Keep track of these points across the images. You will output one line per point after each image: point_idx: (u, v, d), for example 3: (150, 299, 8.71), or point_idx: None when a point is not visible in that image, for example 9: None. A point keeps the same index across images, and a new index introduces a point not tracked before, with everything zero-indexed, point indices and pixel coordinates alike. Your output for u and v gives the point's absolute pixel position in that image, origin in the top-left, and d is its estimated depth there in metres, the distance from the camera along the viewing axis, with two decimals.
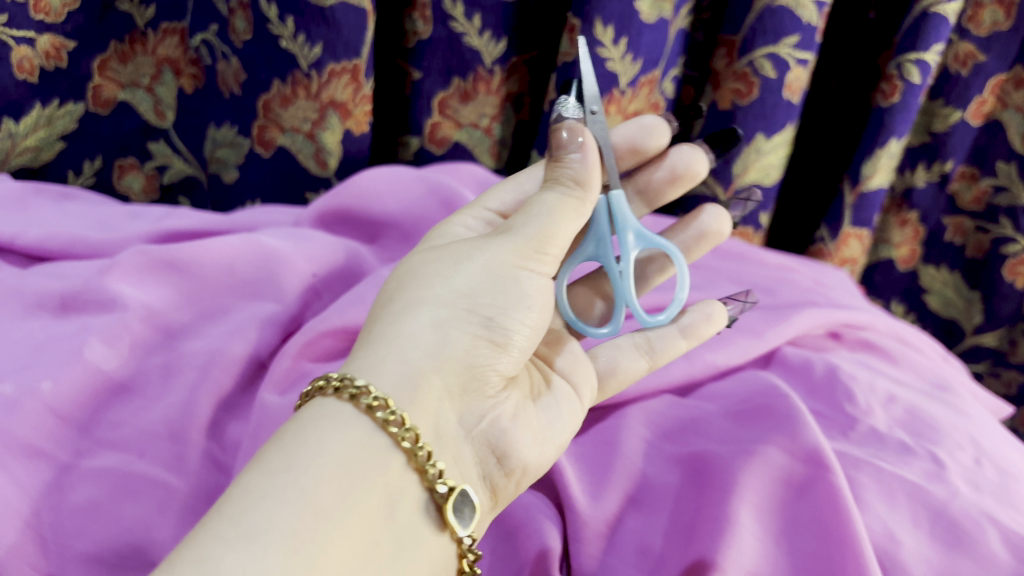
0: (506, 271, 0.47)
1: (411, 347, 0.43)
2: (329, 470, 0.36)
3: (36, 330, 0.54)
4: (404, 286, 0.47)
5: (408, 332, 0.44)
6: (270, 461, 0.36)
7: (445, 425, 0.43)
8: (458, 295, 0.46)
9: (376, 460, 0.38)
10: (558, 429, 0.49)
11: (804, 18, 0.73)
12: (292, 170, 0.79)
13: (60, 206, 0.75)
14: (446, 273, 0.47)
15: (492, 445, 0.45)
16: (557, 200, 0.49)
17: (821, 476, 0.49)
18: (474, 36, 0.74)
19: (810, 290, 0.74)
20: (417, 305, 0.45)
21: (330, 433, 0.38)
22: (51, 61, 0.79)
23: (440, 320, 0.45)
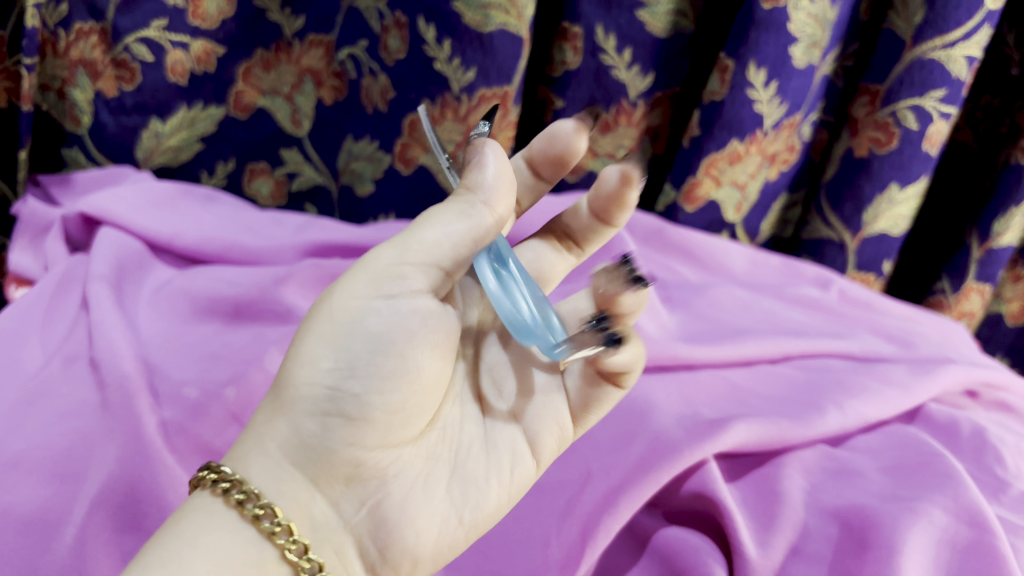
0: (355, 318, 0.41)
1: (273, 440, 0.41)
2: (204, 565, 0.36)
3: (212, 335, 0.56)
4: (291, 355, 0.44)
5: (269, 426, 0.41)
6: (147, 561, 0.36)
7: (320, 517, 0.40)
8: (320, 357, 0.40)
9: (247, 552, 0.38)
10: (470, 506, 0.44)
11: (954, 72, 0.73)
12: (430, 186, 0.81)
13: (206, 208, 0.77)
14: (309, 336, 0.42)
15: (380, 527, 0.41)
16: (446, 220, 0.41)
17: (985, 541, 0.50)
18: (622, 70, 0.75)
19: (941, 343, 0.74)
20: (279, 376, 0.42)
21: (206, 527, 0.38)
22: (201, 65, 0.81)
23: (295, 406, 0.40)
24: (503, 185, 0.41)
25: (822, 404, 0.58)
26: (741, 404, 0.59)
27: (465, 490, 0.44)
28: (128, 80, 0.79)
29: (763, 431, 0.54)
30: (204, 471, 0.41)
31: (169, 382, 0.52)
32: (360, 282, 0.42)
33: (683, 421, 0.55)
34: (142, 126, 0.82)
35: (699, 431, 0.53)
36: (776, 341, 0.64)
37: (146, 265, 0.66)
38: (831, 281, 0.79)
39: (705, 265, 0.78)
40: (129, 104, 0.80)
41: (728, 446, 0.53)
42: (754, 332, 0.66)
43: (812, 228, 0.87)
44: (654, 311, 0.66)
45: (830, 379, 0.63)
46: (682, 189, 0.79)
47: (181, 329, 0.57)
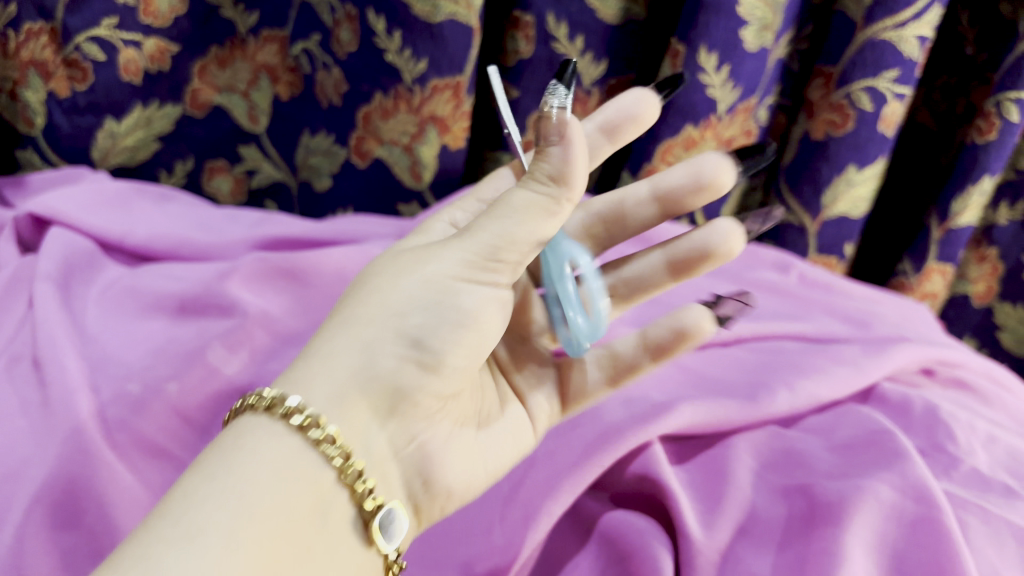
0: (446, 288, 0.42)
1: (336, 375, 0.40)
2: (264, 475, 0.36)
3: (157, 332, 0.56)
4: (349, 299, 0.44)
5: (330, 356, 0.41)
6: (208, 468, 0.36)
7: (373, 448, 0.41)
8: (380, 317, 0.42)
9: (306, 472, 0.37)
10: (492, 457, 0.48)
11: (905, 52, 0.73)
12: (386, 179, 0.80)
13: (161, 207, 0.76)
14: (366, 300, 0.43)
15: (419, 468, 0.43)
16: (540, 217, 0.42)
17: (932, 516, 0.50)
18: (574, 58, 0.74)
19: (900, 324, 0.74)
20: (331, 332, 0.42)
21: (266, 443, 0.37)
22: (155, 64, 0.80)
23: (370, 348, 0.41)
24: (579, 168, 0.41)
25: (772, 385, 0.58)
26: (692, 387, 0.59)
27: (487, 445, 0.48)
28: (80, 80, 0.78)
29: (709, 413, 0.54)
30: (254, 395, 0.40)
31: (112, 378, 0.51)
32: (454, 254, 0.43)
33: (629, 407, 0.55)
34: (96, 126, 0.81)
35: (643, 415, 0.53)
36: (727, 325, 0.64)
37: (97, 264, 0.65)
38: (790, 265, 0.79)
39: None
40: (82, 104, 0.80)
41: (673, 428, 0.53)
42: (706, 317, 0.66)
43: (771, 213, 0.87)
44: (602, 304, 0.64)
45: (781, 360, 0.63)
46: (639, 175, 0.79)
47: (126, 325, 0.56)
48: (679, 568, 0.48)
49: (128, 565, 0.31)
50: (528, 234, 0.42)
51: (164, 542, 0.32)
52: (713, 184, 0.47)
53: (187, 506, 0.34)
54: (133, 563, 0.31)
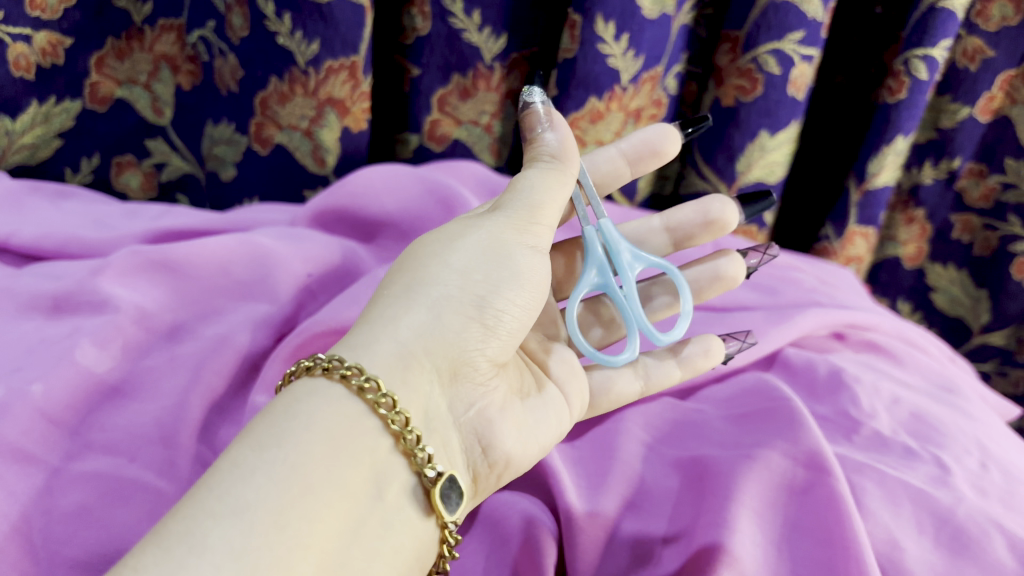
0: (501, 249, 0.47)
1: (407, 326, 0.43)
2: (317, 446, 0.37)
3: (29, 333, 0.54)
4: (404, 265, 0.47)
5: (403, 314, 0.43)
6: (260, 437, 0.37)
7: (433, 410, 0.43)
8: (450, 280, 0.45)
9: (364, 437, 0.39)
10: (543, 428, 0.48)
11: (809, 13, 0.71)
12: (290, 166, 0.79)
13: (56, 205, 0.74)
14: (422, 277, 0.45)
15: (477, 434, 0.45)
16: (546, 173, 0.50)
17: (822, 481, 0.48)
18: (473, 33, 0.72)
19: (815, 289, 0.72)
20: (381, 307, 0.44)
21: (320, 408, 0.39)
22: (47, 58, 0.77)
23: (441, 304, 0.44)
24: (571, 148, 0.52)
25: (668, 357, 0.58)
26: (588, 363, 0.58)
27: (534, 413, 0.48)
28: None
29: None
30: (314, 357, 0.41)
31: None
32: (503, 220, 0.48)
33: None
34: None
35: None
36: None
37: None
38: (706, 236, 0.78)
39: None
40: None
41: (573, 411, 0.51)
42: None
43: (688, 182, 0.85)
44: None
45: None
46: None
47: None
48: (562, 548, 0.46)
49: (172, 539, 0.33)
50: (552, 196, 0.49)
51: (211, 520, 0.33)
52: (719, 220, 0.60)
53: (238, 481, 0.35)
54: (177, 540, 0.32)
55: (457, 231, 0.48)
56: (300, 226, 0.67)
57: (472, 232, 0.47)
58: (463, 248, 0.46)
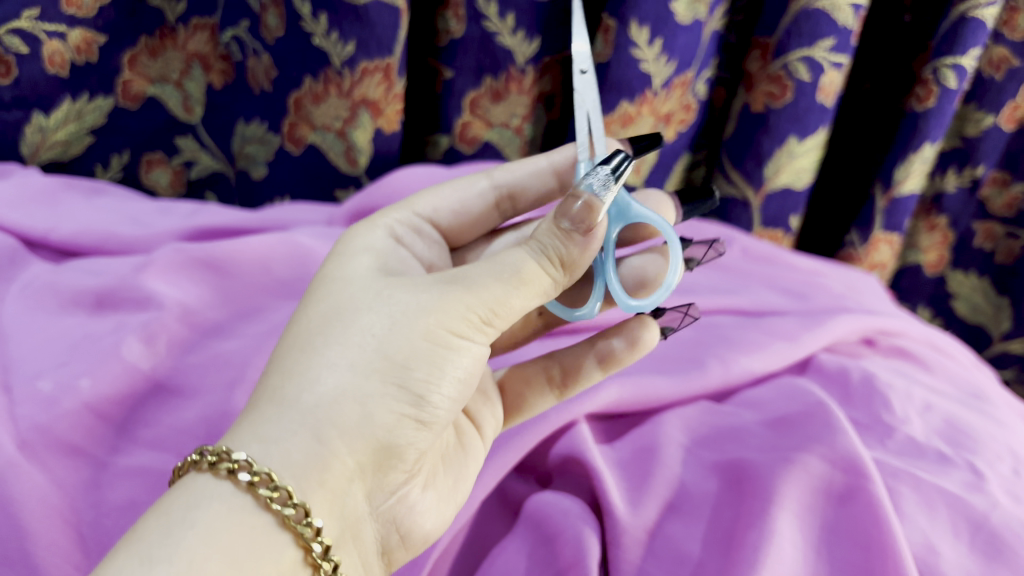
0: (444, 339, 0.41)
1: (326, 420, 0.38)
2: (213, 564, 0.32)
3: (74, 328, 0.54)
4: (328, 330, 0.41)
5: (317, 399, 0.38)
6: (148, 549, 0.32)
7: (349, 509, 0.39)
8: (372, 365, 0.40)
9: (269, 554, 0.34)
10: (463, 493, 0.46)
11: (840, 21, 0.72)
12: (322, 166, 0.79)
13: (91, 201, 0.74)
14: (343, 354, 0.40)
15: (396, 521, 0.42)
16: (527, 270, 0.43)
17: (861, 486, 0.49)
18: (507, 35, 0.73)
19: (844, 294, 0.73)
20: (290, 384, 0.39)
21: (220, 520, 0.34)
22: (82, 56, 0.78)
23: (365, 393, 0.39)
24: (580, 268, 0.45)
25: (704, 359, 0.58)
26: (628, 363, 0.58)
27: (455, 479, 0.46)
28: (3, 74, 0.74)
29: (637, 389, 0.53)
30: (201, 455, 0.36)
31: (25, 376, 0.50)
32: (453, 307, 0.41)
33: None
34: (24, 121, 0.77)
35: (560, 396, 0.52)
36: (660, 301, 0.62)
37: (21, 262, 0.62)
38: (733, 240, 0.78)
39: None
40: (7, 99, 0.75)
41: (595, 406, 0.52)
42: None
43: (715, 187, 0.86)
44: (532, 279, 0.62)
45: (716, 335, 0.62)
46: None
47: (44, 321, 0.55)
48: (605, 548, 0.47)
49: None
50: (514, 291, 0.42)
51: None
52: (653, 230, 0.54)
53: None
54: None
55: (395, 299, 0.42)
56: (337, 226, 0.68)
57: (417, 310, 0.41)
58: (398, 329, 0.40)
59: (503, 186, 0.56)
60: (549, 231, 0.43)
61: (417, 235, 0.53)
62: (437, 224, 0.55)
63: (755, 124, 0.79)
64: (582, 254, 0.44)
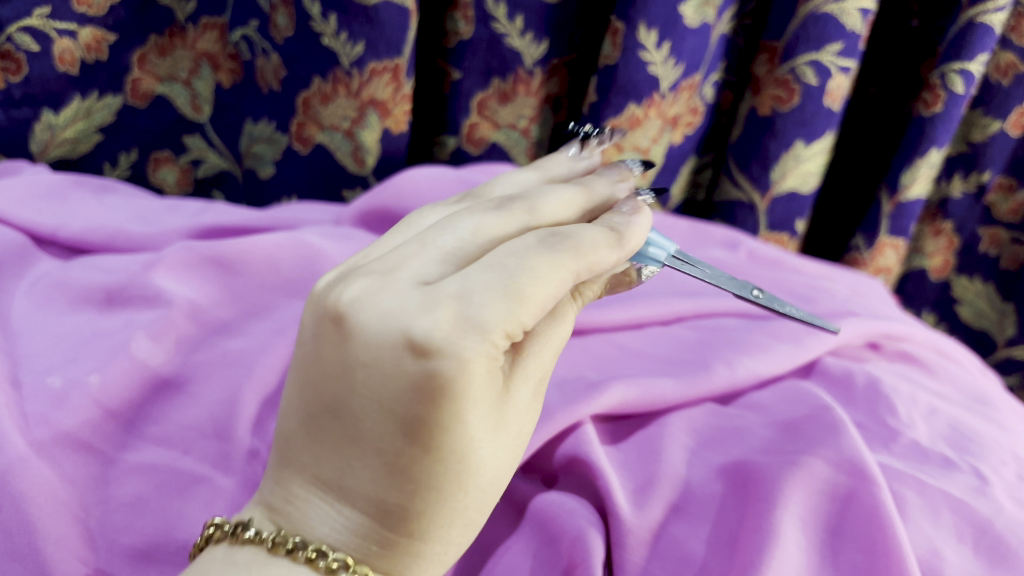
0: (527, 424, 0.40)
1: (459, 527, 0.37)
2: None
3: (83, 324, 0.55)
4: (458, 444, 0.35)
5: (455, 510, 0.36)
6: None
7: None
8: (498, 471, 0.38)
9: None
10: None
11: (848, 25, 0.72)
12: (329, 166, 0.79)
13: (99, 198, 0.75)
14: (487, 491, 0.38)
15: None
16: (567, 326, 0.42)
17: (864, 489, 0.49)
18: (515, 37, 0.73)
19: (849, 297, 0.73)
20: (441, 532, 0.36)
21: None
22: (91, 54, 0.78)
23: (486, 497, 0.38)
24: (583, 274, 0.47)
25: (710, 362, 0.58)
26: (633, 364, 0.57)
27: None
28: (13, 72, 0.75)
29: (643, 391, 0.53)
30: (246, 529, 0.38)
31: (34, 371, 0.50)
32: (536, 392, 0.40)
33: (564, 385, 0.53)
34: (34, 119, 0.78)
35: (570, 396, 0.51)
36: (666, 302, 0.62)
37: (29, 258, 0.63)
38: (739, 242, 0.79)
39: None
40: (17, 96, 0.76)
41: (607, 407, 0.51)
42: (647, 295, 0.64)
43: (721, 190, 0.86)
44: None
45: (722, 336, 0.62)
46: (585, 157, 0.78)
47: (53, 318, 0.55)
48: (610, 549, 0.47)
49: None
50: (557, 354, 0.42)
51: None
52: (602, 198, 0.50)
53: None
54: None
55: (519, 406, 0.38)
56: (345, 226, 0.68)
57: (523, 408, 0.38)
58: (512, 428, 0.38)
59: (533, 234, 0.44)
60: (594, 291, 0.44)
61: None
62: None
63: (762, 126, 0.80)
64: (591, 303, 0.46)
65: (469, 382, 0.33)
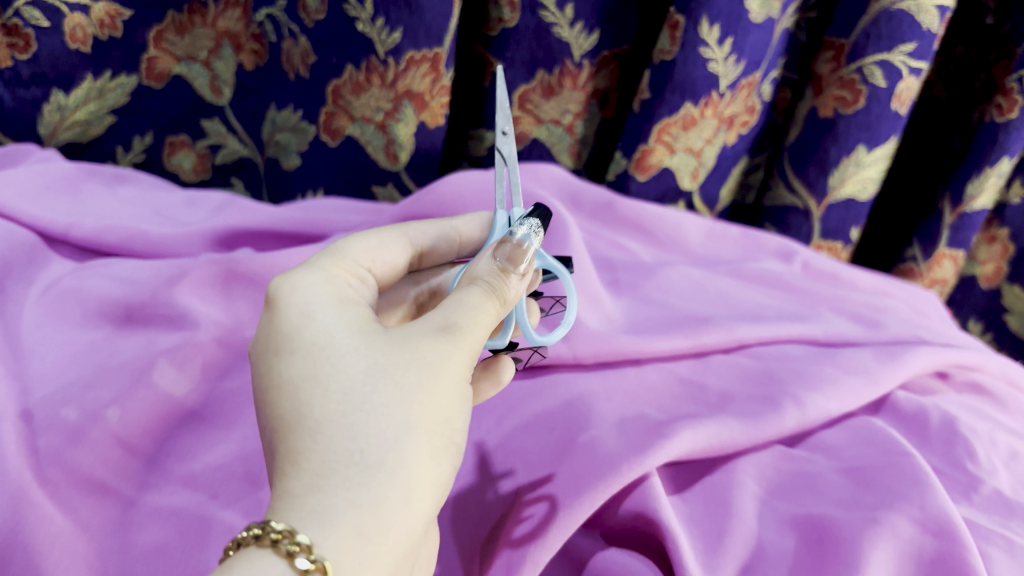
0: (445, 351, 0.36)
1: (368, 433, 0.33)
2: None
3: (101, 344, 0.50)
4: (319, 361, 0.35)
5: (356, 418, 0.34)
6: None
7: (411, 528, 0.33)
8: (395, 379, 0.34)
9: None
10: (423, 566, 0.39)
11: (925, 24, 0.67)
12: (359, 159, 0.74)
13: (114, 192, 0.69)
14: (373, 401, 0.34)
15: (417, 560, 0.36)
16: (465, 292, 0.38)
17: (955, 553, 0.44)
18: (564, 27, 0.67)
19: (909, 317, 0.68)
20: (320, 437, 0.33)
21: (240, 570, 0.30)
22: (105, 30, 0.73)
23: (394, 401, 0.34)
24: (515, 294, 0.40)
25: (779, 398, 0.53)
26: (696, 401, 0.53)
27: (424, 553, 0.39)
28: (21, 49, 0.70)
29: (712, 436, 0.49)
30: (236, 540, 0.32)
31: (45, 402, 0.45)
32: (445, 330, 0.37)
33: (628, 424, 0.49)
34: (42, 99, 0.73)
35: (637, 441, 0.47)
36: (729, 328, 0.58)
37: (39, 261, 0.58)
38: (794, 253, 0.74)
39: (658, 240, 0.71)
40: (25, 75, 0.72)
41: (676, 454, 0.47)
42: (707, 317, 0.59)
43: (775, 194, 0.81)
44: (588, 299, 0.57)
45: (788, 368, 0.57)
46: (632, 157, 0.72)
47: (66, 336, 0.50)
48: None
49: None
50: (463, 310, 0.37)
51: None
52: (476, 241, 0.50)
53: None
54: None
55: (413, 332, 0.37)
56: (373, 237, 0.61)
57: (417, 335, 0.36)
58: (399, 347, 0.36)
59: (417, 245, 0.47)
60: (488, 268, 0.39)
61: (363, 284, 0.42)
62: (372, 273, 0.43)
63: (826, 129, 0.74)
64: (517, 296, 0.40)
65: (329, 301, 0.38)
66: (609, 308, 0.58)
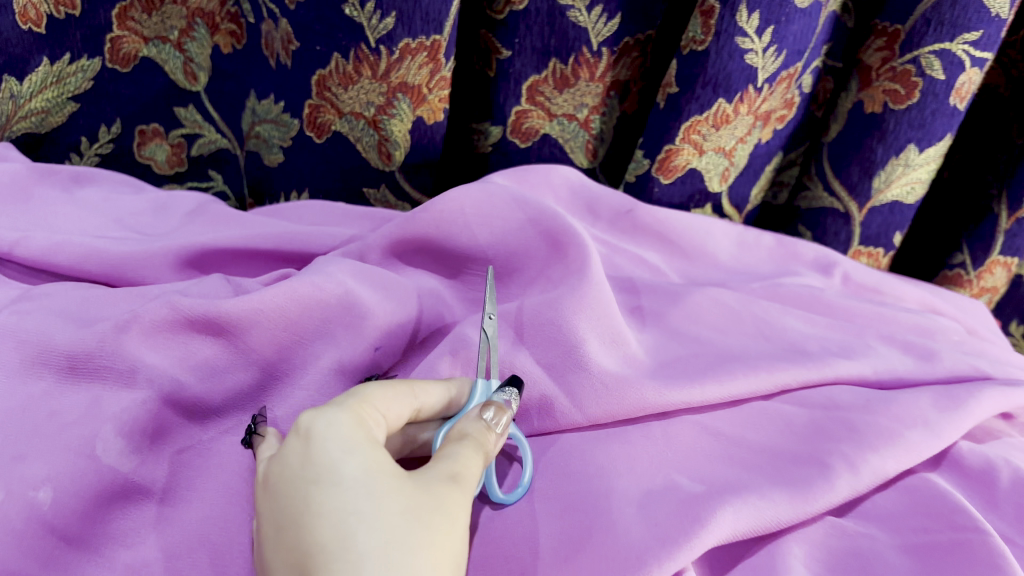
0: (458, 510, 0.36)
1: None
2: None
3: (37, 403, 0.43)
4: (356, 497, 0.33)
5: (401, 560, 0.32)
6: None
7: None
8: (428, 527, 0.33)
9: None
10: None
11: (994, 11, 0.58)
12: (350, 157, 0.67)
13: (72, 195, 0.61)
14: (412, 546, 0.32)
15: None
16: (462, 450, 0.38)
17: None
18: (581, 11, 0.59)
19: (963, 342, 0.61)
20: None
21: None
22: (60, 9, 0.64)
23: (428, 549, 0.33)
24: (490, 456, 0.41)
25: (829, 460, 0.46)
26: (731, 467, 0.46)
27: None
28: None
29: (755, 516, 0.42)
30: None
31: None
32: (456, 485, 0.36)
33: (654, 503, 0.43)
34: None
35: (668, 528, 0.40)
36: (769, 370, 0.50)
37: None
38: (834, 264, 0.66)
39: (683, 252, 0.64)
40: None
41: (715, 541, 0.40)
42: (742, 355, 0.52)
43: (811, 195, 0.73)
44: (609, 341, 0.50)
45: (837, 419, 0.50)
46: (657, 158, 0.65)
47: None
48: None
49: None
50: (462, 466, 0.38)
51: None
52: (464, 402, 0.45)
53: None
54: None
55: (431, 482, 0.36)
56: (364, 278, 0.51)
57: (434, 487, 0.35)
58: (424, 496, 0.35)
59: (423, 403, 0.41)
60: (475, 427, 0.40)
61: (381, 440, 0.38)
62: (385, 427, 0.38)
63: (874, 125, 0.65)
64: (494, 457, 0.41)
65: (357, 431, 0.36)
66: (633, 347, 0.51)
